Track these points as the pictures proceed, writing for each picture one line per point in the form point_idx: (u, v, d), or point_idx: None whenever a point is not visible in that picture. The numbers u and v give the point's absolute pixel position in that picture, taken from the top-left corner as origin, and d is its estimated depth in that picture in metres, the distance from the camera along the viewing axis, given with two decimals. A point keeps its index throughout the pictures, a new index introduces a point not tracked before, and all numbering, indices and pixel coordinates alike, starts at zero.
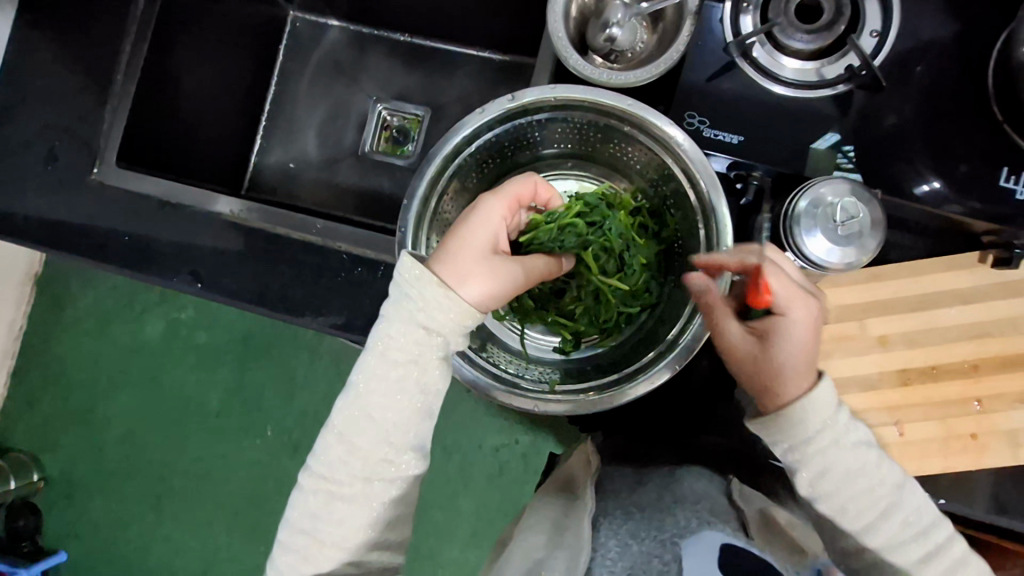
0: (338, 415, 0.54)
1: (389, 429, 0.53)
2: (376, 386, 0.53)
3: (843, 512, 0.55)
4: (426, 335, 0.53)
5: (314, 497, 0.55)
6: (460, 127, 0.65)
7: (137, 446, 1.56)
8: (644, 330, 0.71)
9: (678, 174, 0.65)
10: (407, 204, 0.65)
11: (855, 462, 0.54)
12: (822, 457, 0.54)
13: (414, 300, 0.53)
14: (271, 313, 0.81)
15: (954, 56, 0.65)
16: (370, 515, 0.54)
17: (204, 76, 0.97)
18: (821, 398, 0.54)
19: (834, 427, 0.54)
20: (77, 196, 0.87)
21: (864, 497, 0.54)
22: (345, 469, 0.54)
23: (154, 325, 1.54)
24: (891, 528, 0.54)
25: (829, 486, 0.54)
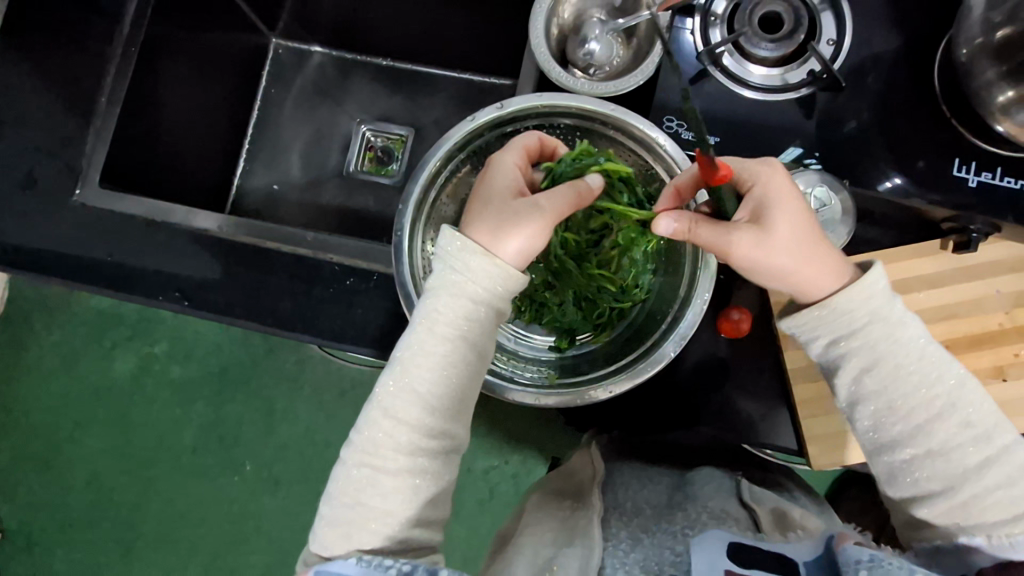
0: (385, 388, 0.57)
1: (435, 399, 0.56)
2: (423, 360, 0.56)
3: (893, 409, 0.59)
4: (472, 307, 0.57)
5: (359, 473, 0.56)
6: (452, 133, 0.67)
7: (105, 490, 1.48)
8: (635, 326, 0.72)
9: (661, 173, 0.68)
10: (402, 208, 0.66)
11: (906, 358, 0.59)
12: (870, 353, 0.59)
13: (459, 273, 0.57)
14: (261, 328, 0.81)
15: (905, 61, 0.71)
16: (414, 490, 0.55)
17: (189, 100, 0.98)
18: (870, 285, 0.59)
19: (885, 321, 0.59)
20: (56, 217, 0.85)
21: (916, 394, 0.58)
22: (391, 442, 0.55)
23: (125, 361, 1.49)
24: (944, 427, 0.58)
25: (876, 382, 0.59)
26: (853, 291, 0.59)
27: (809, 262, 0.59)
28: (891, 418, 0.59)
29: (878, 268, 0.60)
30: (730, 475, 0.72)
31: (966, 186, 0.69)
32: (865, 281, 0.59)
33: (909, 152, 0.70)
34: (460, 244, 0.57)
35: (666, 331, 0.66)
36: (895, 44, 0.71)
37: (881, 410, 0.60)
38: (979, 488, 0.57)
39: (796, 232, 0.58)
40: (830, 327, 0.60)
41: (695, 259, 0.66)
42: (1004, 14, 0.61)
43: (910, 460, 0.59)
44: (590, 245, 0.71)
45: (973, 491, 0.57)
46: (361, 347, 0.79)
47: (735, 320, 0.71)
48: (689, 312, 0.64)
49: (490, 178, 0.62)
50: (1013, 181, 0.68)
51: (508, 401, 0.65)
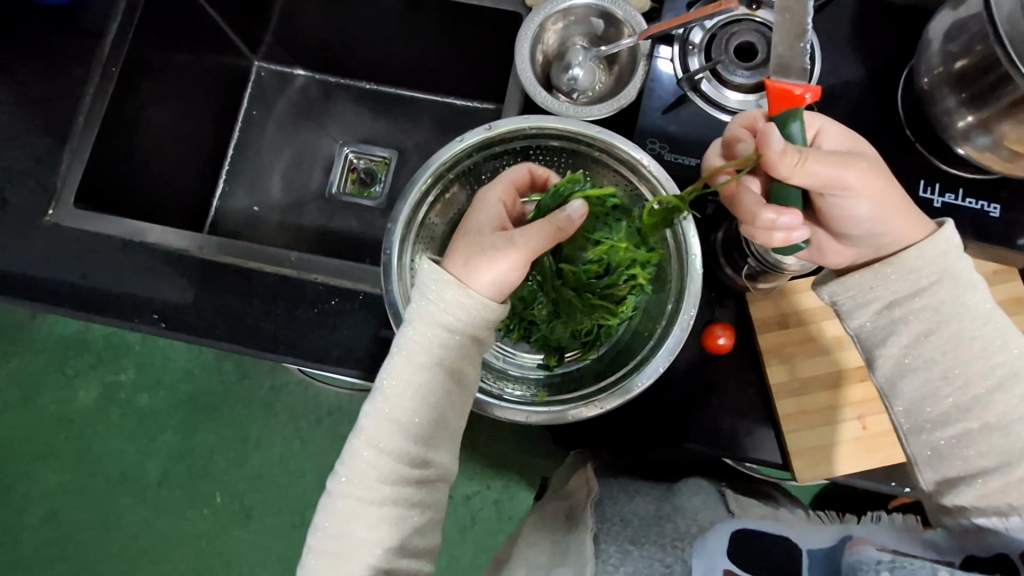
0: (367, 419, 0.56)
1: (418, 428, 0.56)
2: (403, 389, 0.56)
3: (952, 376, 0.60)
4: (448, 334, 0.57)
5: (344, 506, 0.55)
6: (441, 153, 0.67)
7: (62, 528, 1.39)
8: (624, 342, 0.73)
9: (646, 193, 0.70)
10: (391, 226, 0.66)
11: (965, 327, 0.60)
12: (930, 317, 0.61)
13: (435, 303, 0.57)
14: (243, 350, 0.79)
15: (869, 90, 0.75)
16: (400, 516, 0.55)
17: (169, 121, 0.97)
18: (943, 242, 0.61)
19: (954, 282, 0.60)
20: (26, 238, 0.82)
21: (970, 363, 0.60)
22: (375, 472, 0.54)
23: (88, 390, 1.43)
24: (1003, 400, 0.58)
25: (932, 347, 0.61)
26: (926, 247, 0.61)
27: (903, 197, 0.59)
28: (943, 387, 0.61)
29: (950, 224, 0.61)
30: (717, 487, 0.74)
31: (932, 206, 0.73)
32: (940, 236, 0.61)
33: None
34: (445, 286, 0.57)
35: (655, 345, 0.67)
36: (859, 75, 0.76)
37: (936, 379, 0.61)
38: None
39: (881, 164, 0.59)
40: (889, 288, 0.63)
41: (679, 279, 0.67)
42: (961, 46, 0.63)
43: (960, 435, 0.60)
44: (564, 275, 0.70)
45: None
46: (345, 368, 0.78)
47: (720, 338, 0.73)
48: (676, 328, 0.65)
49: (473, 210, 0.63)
50: (976, 203, 0.73)
51: (499, 420, 0.64)
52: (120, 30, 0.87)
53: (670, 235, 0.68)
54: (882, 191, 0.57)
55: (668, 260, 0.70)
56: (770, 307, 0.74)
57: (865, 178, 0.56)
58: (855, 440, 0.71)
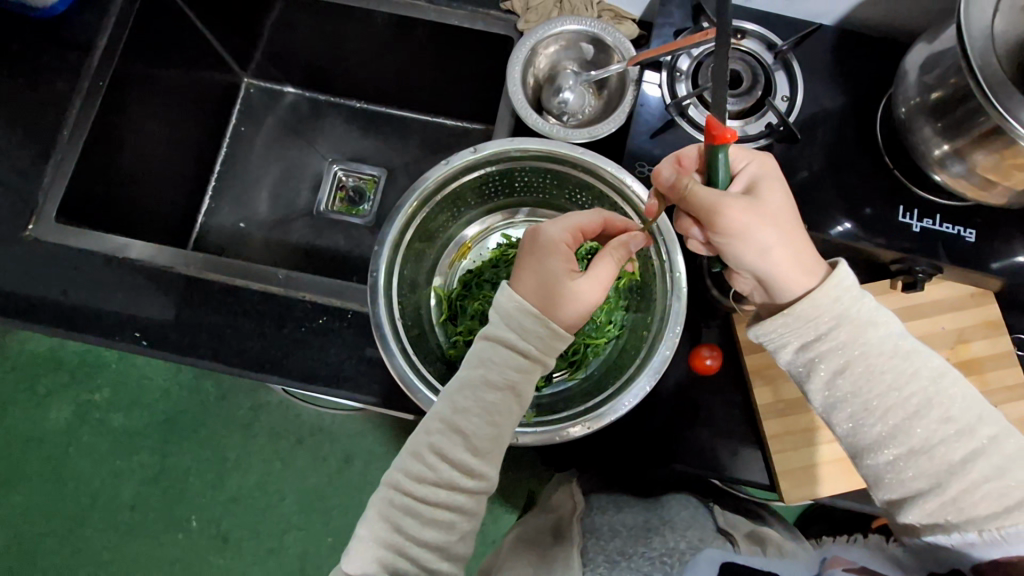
0: (434, 422, 0.57)
1: (482, 442, 0.56)
2: (472, 404, 0.57)
3: (870, 410, 0.57)
4: (527, 362, 0.58)
5: (399, 503, 0.55)
6: (427, 175, 0.67)
7: (26, 555, 1.33)
8: (611, 361, 0.72)
9: (630, 213, 0.70)
10: (378, 249, 0.66)
11: (878, 359, 0.57)
12: (838, 355, 0.58)
13: (514, 333, 0.59)
14: (227, 368, 0.77)
15: (850, 117, 0.78)
16: (451, 523, 0.55)
17: (155, 134, 0.96)
18: (836, 287, 0.58)
19: (852, 322, 0.58)
20: (5, 252, 0.81)
21: (894, 396, 0.56)
22: (434, 476, 0.55)
23: (59, 410, 1.39)
24: (923, 424, 0.55)
25: (850, 385, 0.58)
26: (820, 294, 0.58)
27: (795, 238, 0.58)
28: (868, 419, 0.57)
29: (845, 266, 0.59)
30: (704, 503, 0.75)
31: (910, 230, 0.75)
32: (834, 282, 0.58)
33: (857, 199, 0.76)
34: (516, 309, 0.59)
35: (643, 361, 0.65)
36: (840, 103, 0.78)
37: (855, 415, 0.58)
38: (967, 484, 0.53)
39: (792, 221, 0.58)
40: (796, 333, 0.59)
41: (665, 295, 0.66)
42: (935, 77, 0.66)
43: (892, 461, 0.56)
44: None
45: (961, 487, 0.53)
46: (333, 387, 0.76)
47: (707, 358, 0.74)
48: (662, 346, 0.63)
49: (536, 258, 0.60)
50: (952, 227, 0.75)
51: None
52: (110, 44, 0.87)
53: (654, 254, 0.68)
54: (772, 246, 0.57)
55: (653, 277, 0.70)
56: None
57: (752, 229, 0.56)
58: (839, 461, 0.71)
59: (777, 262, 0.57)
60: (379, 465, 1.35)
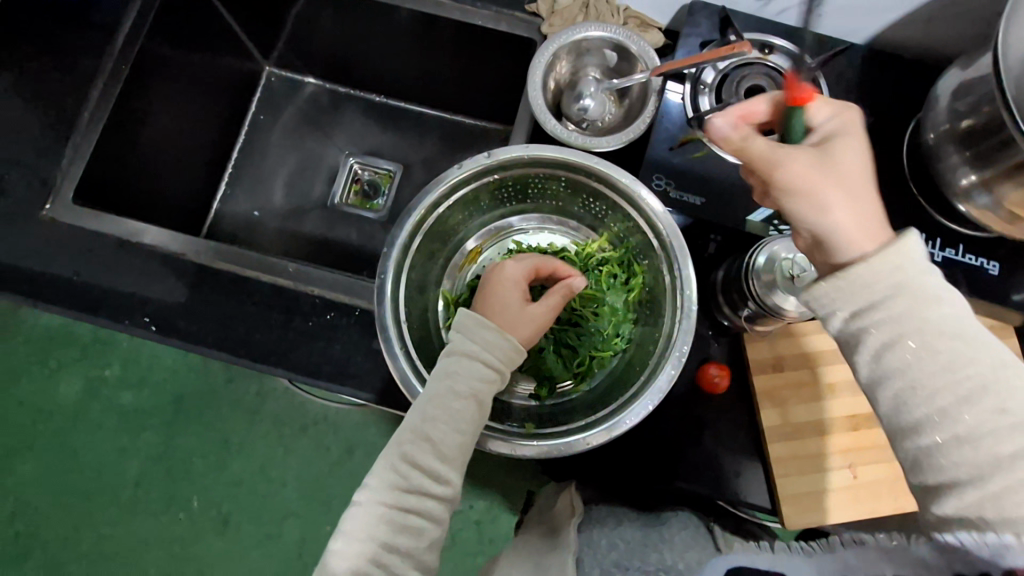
0: (403, 433, 0.56)
1: (450, 450, 0.56)
2: (441, 414, 0.57)
3: (915, 390, 0.49)
4: (489, 372, 0.59)
5: (369, 513, 0.54)
6: (441, 179, 0.67)
7: (31, 524, 1.36)
8: (616, 376, 0.71)
9: (644, 225, 0.68)
10: (388, 251, 0.66)
11: (936, 334, 0.49)
12: (893, 325, 0.50)
13: (477, 345, 0.60)
14: (232, 358, 0.78)
15: (875, 140, 0.76)
16: (421, 531, 0.55)
17: (174, 119, 0.97)
18: (902, 254, 0.50)
19: (912, 293, 0.50)
20: (22, 231, 0.82)
21: (947, 376, 0.48)
22: (405, 485, 0.55)
23: (70, 384, 1.41)
24: (974, 414, 0.47)
25: (902, 361, 0.50)
26: (876, 259, 0.51)
27: (862, 196, 0.53)
28: (912, 399, 0.50)
29: (914, 233, 0.51)
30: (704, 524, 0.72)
31: (932, 260, 0.72)
32: (900, 245, 0.51)
33: None
34: (472, 323, 0.61)
35: (647, 380, 0.64)
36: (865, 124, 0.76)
37: (898, 393, 0.50)
38: (1015, 482, 0.46)
39: (865, 182, 0.54)
40: (852, 296, 0.52)
41: (673, 313, 0.65)
42: (968, 105, 0.64)
43: (932, 447, 0.49)
44: None
45: (1006, 484, 0.46)
46: (337, 383, 0.76)
47: (715, 377, 0.73)
48: (668, 365, 0.62)
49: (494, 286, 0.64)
50: (975, 259, 0.73)
51: (484, 450, 0.62)
52: (133, 30, 0.87)
53: (667, 272, 0.67)
54: (829, 198, 0.53)
55: (663, 292, 0.68)
56: (766, 348, 0.73)
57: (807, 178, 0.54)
58: (843, 489, 0.70)
59: (834, 215, 0.53)
60: (379, 457, 1.36)
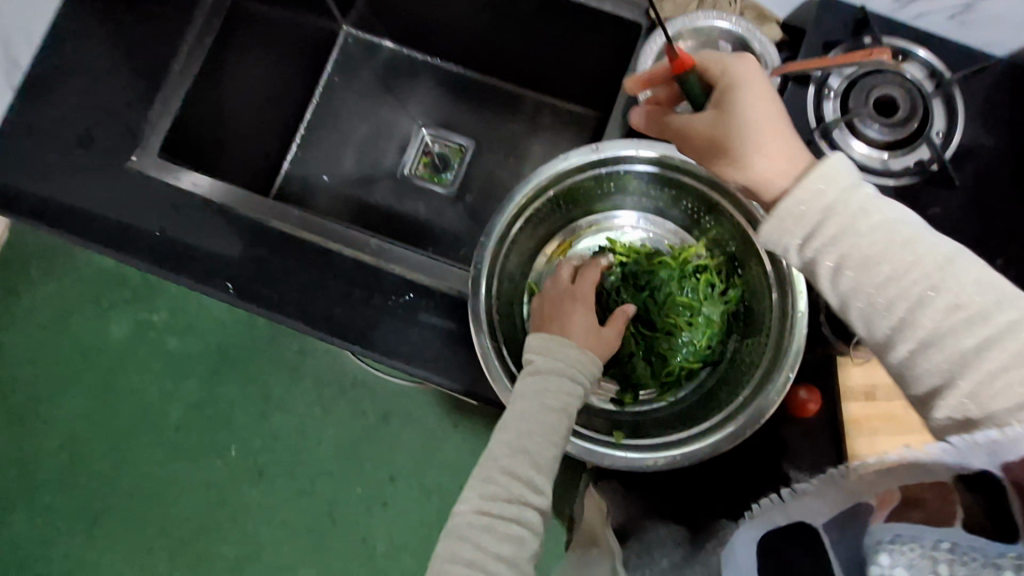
0: (499, 445, 0.57)
1: (545, 460, 0.56)
2: (534, 423, 0.56)
3: (876, 309, 0.49)
4: (573, 384, 0.60)
5: (471, 524, 0.54)
6: (545, 169, 0.64)
7: (79, 455, 1.41)
8: (705, 390, 0.69)
9: (754, 237, 0.64)
10: (485, 241, 0.64)
11: (884, 239, 0.48)
12: (844, 242, 0.49)
13: (561, 361, 0.60)
14: (310, 329, 0.77)
15: (1005, 163, 0.70)
16: (524, 543, 0.53)
17: (257, 77, 0.95)
18: (828, 173, 0.50)
19: (849, 208, 0.49)
20: (107, 180, 0.82)
21: (892, 288, 0.48)
22: (504, 494, 0.54)
23: (119, 325, 1.43)
24: (928, 315, 0.46)
25: (854, 279, 0.49)
26: (802, 188, 0.50)
27: (772, 133, 0.53)
28: (879, 314, 0.49)
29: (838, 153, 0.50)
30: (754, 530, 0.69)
31: None
32: (823, 168, 0.50)
33: (992, 249, 0.69)
34: (553, 343, 0.62)
35: (745, 401, 0.62)
36: (995, 145, 0.71)
37: (865, 313, 0.49)
38: (981, 375, 0.44)
39: (770, 116, 0.54)
40: (800, 222, 0.51)
41: (779, 342, 0.61)
42: None
43: (910, 357, 0.48)
44: (646, 314, 0.71)
45: (976, 380, 0.44)
46: (413, 365, 0.76)
47: (803, 400, 0.71)
48: (770, 390, 0.60)
49: (564, 308, 0.66)
50: None
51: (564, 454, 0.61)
52: None
53: (775, 293, 0.63)
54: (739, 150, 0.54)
55: (768, 314, 0.65)
56: (857, 376, 0.71)
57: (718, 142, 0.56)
58: None
59: (755, 165, 0.53)
60: (417, 427, 1.37)
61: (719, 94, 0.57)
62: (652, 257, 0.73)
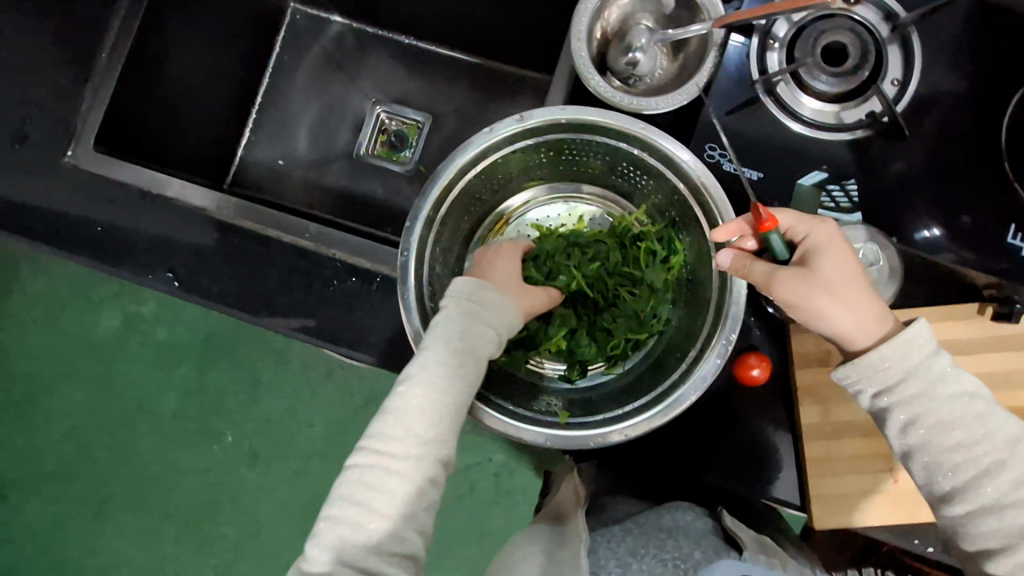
0: (398, 396, 0.54)
1: (444, 410, 0.54)
2: (437, 370, 0.54)
3: (938, 468, 0.53)
4: (486, 331, 0.57)
5: (361, 477, 0.53)
6: (468, 145, 0.61)
7: (80, 445, 1.38)
8: (653, 359, 0.67)
9: (690, 200, 0.62)
10: (410, 225, 0.61)
11: (954, 413, 0.53)
12: (913, 405, 0.53)
13: (477, 305, 0.57)
14: (253, 319, 0.79)
15: (972, 111, 0.65)
16: (417, 494, 0.53)
17: (197, 62, 0.92)
18: (905, 342, 0.53)
19: (922, 377, 0.53)
20: (48, 179, 0.82)
21: (962, 453, 0.52)
22: (400, 445, 0.53)
23: (110, 319, 1.36)
24: (992, 484, 0.52)
25: (922, 437, 0.54)
26: (889, 347, 0.53)
27: (858, 296, 0.55)
28: (942, 471, 0.53)
29: (921, 322, 0.54)
30: (711, 511, 0.66)
31: (1015, 255, 0.65)
32: (902, 338, 0.53)
33: (956, 205, 0.66)
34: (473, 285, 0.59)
35: (691, 365, 0.60)
36: (962, 90, 0.65)
37: (927, 467, 0.54)
38: None
39: (856, 274, 0.55)
40: (873, 381, 0.55)
41: (720, 302, 0.60)
42: None
43: (965, 515, 0.53)
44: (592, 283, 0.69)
45: None
46: (357, 352, 0.77)
47: (753, 368, 0.68)
48: (711, 354, 0.58)
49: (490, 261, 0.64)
50: None
51: (518, 441, 0.59)
52: None
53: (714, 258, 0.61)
54: (834, 312, 0.54)
55: (708, 280, 0.63)
56: (812, 341, 0.68)
57: (808, 300, 0.55)
58: (884, 494, 0.66)
59: (844, 321, 0.55)
60: None
61: (804, 252, 0.57)
62: (595, 232, 0.71)
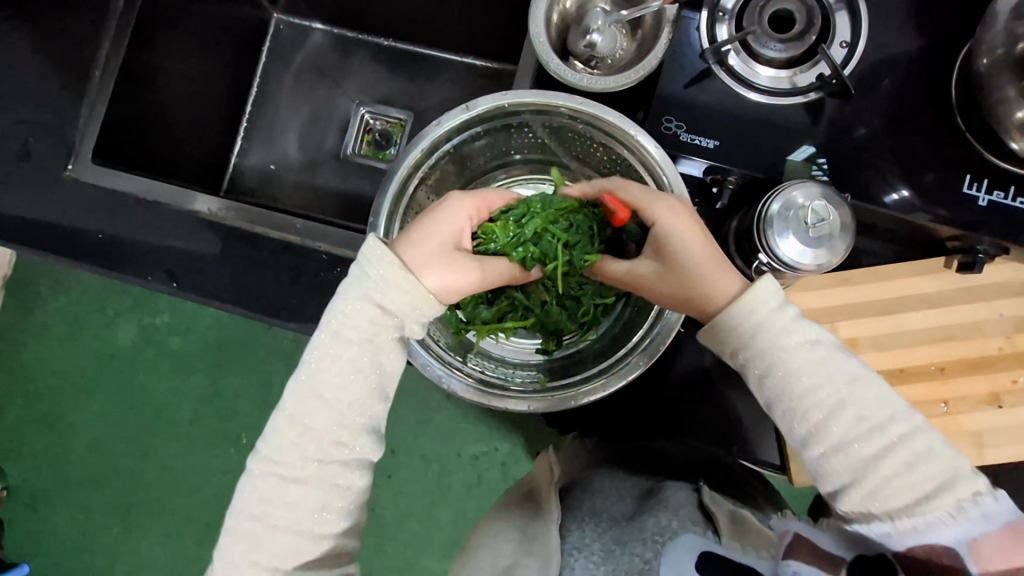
0: (291, 401, 0.55)
1: (342, 407, 0.55)
2: (329, 364, 0.55)
3: (789, 414, 0.53)
4: (381, 314, 0.55)
5: (258, 487, 0.54)
6: (421, 138, 0.66)
7: (105, 453, 1.44)
8: (622, 321, 0.72)
9: (635, 165, 0.67)
10: (374, 221, 0.65)
11: (800, 358, 0.52)
12: (763, 357, 0.54)
13: (374, 283, 0.55)
14: (248, 312, 0.85)
15: (925, 68, 0.67)
16: (323, 498, 0.54)
17: (188, 73, 0.96)
18: (749, 301, 0.54)
19: (767, 330, 0.53)
20: (52, 193, 0.87)
21: (808, 398, 0.52)
22: (297, 452, 0.54)
23: (126, 330, 1.42)
24: (839, 423, 0.51)
25: (776, 386, 0.53)
26: (734, 309, 0.54)
27: (699, 276, 0.57)
28: (794, 417, 0.53)
29: (760, 284, 0.54)
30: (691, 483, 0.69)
31: (975, 205, 0.66)
32: (741, 302, 0.54)
33: (919, 163, 0.67)
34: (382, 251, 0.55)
35: (654, 316, 0.65)
36: (912, 49, 0.67)
37: (783, 414, 0.54)
38: (880, 479, 0.50)
39: (697, 253, 0.57)
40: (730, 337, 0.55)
41: None
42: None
43: (821, 457, 0.52)
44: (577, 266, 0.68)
45: (876, 483, 0.50)
46: None
47: None
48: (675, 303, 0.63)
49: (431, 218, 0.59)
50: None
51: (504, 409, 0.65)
52: None
53: None
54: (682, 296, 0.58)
55: None
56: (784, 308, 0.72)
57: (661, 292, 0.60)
58: None
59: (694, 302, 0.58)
60: None
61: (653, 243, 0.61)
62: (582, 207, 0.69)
